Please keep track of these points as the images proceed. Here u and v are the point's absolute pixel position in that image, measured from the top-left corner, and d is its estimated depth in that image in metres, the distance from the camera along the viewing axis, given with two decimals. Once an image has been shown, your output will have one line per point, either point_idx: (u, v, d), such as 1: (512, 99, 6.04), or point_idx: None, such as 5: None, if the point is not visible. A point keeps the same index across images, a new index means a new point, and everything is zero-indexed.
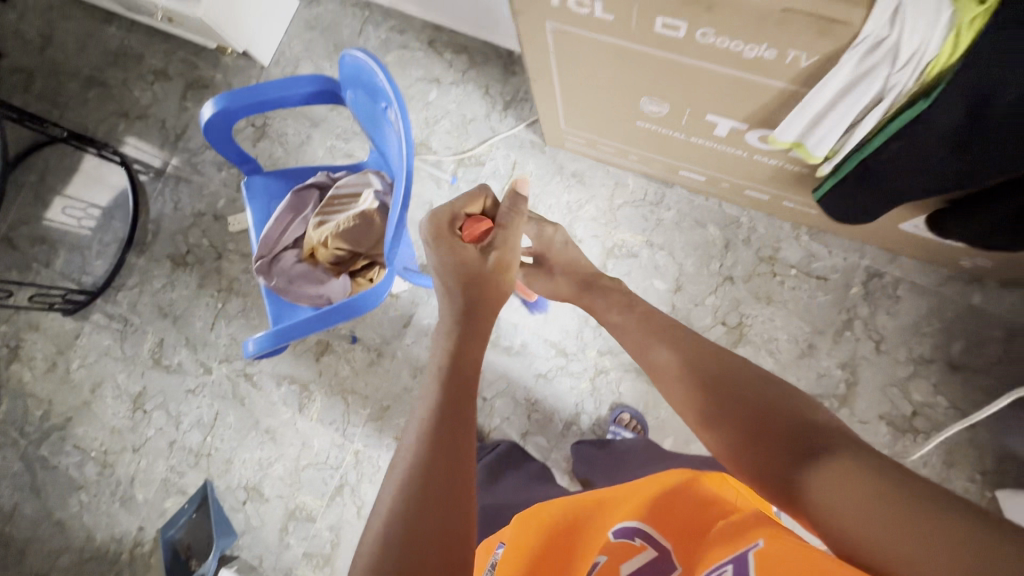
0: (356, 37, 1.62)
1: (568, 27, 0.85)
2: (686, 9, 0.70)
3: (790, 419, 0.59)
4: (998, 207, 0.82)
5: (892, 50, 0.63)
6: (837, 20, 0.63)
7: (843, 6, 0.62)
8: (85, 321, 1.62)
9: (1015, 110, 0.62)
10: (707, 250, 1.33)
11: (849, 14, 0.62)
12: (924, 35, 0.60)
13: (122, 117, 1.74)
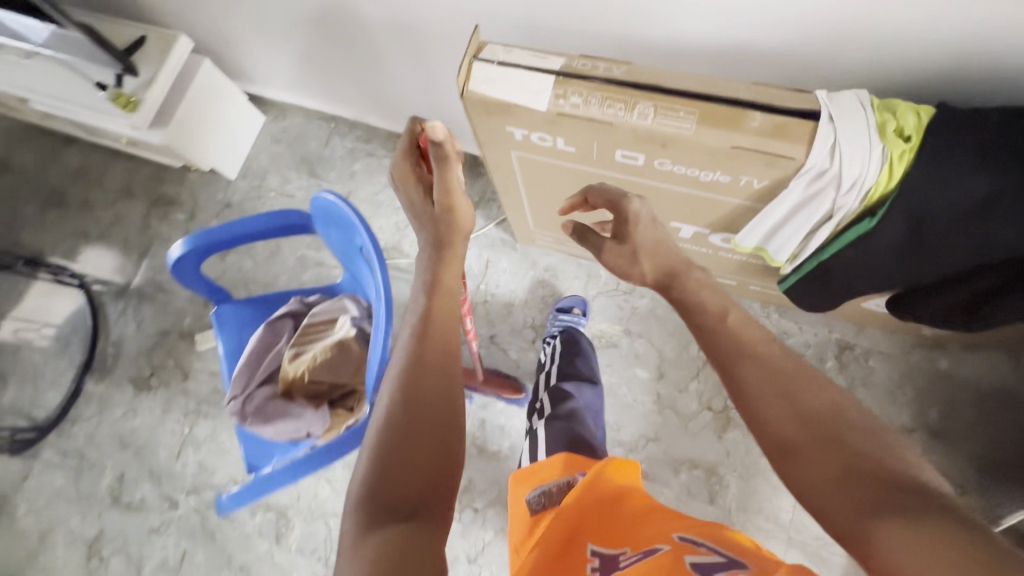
0: (323, 147, 1.65)
1: (530, 154, 0.89)
2: (643, 145, 0.75)
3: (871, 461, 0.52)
4: (936, 300, 0.88)
5: (835, 178, 0.68)
6: (782, 155, 0.68)
7: (786, 143, 0.67)
8: (35, 460, 1.50)
9: (950, 227, 0.68)
10: (684, 335, 1.35)
11: (792, 150, 0.67)
12: (862, 167, 0.65)
13: (82, 238, 1.70)
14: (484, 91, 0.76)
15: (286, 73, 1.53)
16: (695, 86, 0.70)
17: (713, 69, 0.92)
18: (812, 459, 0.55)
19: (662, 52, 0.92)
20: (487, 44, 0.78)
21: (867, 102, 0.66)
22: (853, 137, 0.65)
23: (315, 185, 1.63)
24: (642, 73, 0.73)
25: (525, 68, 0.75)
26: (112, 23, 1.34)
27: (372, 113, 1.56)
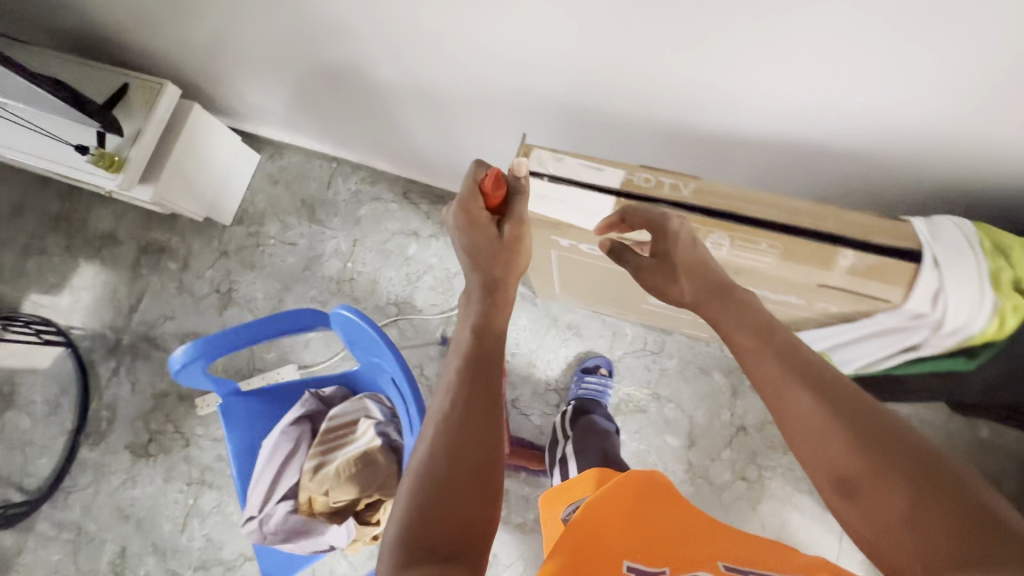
0: (325, 189, 1.54)
1: (575, 251, 0.80)
2: None
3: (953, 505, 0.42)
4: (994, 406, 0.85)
5: (934, 321, 0.60)
6: (874, 295, 0.61)
7: (881, 285, 0.60)
8: (29, 533, 1.42)
9: None
10: (716, 399, 1.29)
11: (888, 293, 0.60)
12: (968, 316, 0.59)
13: (66, 288, 1.58)
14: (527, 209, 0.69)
15: (283, 114, 1.40)
16: (774, 213, 0.63)
17: (772, 153, 0.83)
18: (887, 501, 0.45)
19: (717, 135, 0.83)
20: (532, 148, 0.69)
21: (978, 239, 0.59)
22: (961, 284, 0.58)
23: (318, 231, 1.52)
24: (714, 195, 0.65)
25: (578, 185, 0.67)
26: (92, 69, 1.22)
27: (378, 156, 1.44)
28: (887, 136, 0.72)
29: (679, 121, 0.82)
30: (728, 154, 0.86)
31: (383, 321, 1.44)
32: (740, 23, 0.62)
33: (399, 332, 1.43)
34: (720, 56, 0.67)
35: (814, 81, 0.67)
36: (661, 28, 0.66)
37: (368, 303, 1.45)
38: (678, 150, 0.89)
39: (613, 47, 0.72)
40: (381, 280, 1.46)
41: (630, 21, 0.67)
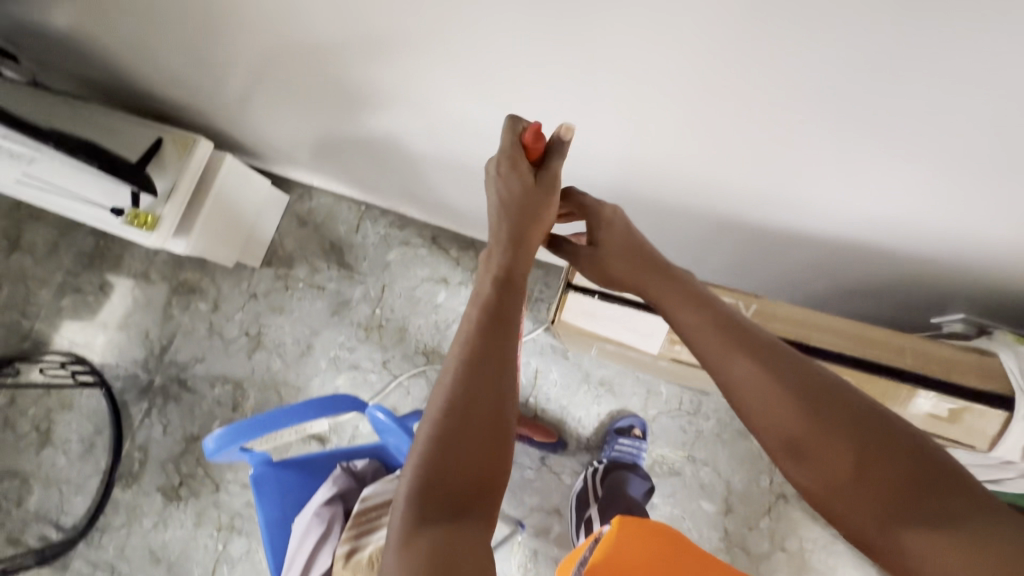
0: (354, 232, 1.53)
1: (625, 347, 0.88)
2: None
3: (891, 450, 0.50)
4: None
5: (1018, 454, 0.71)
6: (959, 434, 0.74)
7: (965, 434, 0.74)
8: (64, 571, 1.45)
9: None
10: (754, 464, 1.25)
11: (974, 442, 0.74)
12: None
13: (100, 326, 1.60)
14: (578, 322, 0.84)
15: (312, 162, 1.40)
16: (845, 347, 0.77)
17: (829, 253, 0.79)
18: (834, 462, 0.51)
19: (769, 231, 0.79)
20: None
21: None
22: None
23: (346, 276, 1.52)
24: (772, 318, 0.80)
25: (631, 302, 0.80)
26: (133, 125, 1.24)
27: (407, 204, 1.42)
28: (963, 254, 0.67)
29: (729, 214, 0.78)
30: (779, 246, 0.82)
31: (411, 370, 1.43)
32: (810, 145, 0.58)
33: (427, 382, 1.42)
34: (783, 168, 0.63)
35: (886, 199, 0.62)
36: (721, 140, 0.62)
37: (396, 351, 1.45)
38: (724, 236, 0.85)
39: (665, 149, 0.68)
40: (410, 327, 1.45)
41: (686, 131, 0.63)
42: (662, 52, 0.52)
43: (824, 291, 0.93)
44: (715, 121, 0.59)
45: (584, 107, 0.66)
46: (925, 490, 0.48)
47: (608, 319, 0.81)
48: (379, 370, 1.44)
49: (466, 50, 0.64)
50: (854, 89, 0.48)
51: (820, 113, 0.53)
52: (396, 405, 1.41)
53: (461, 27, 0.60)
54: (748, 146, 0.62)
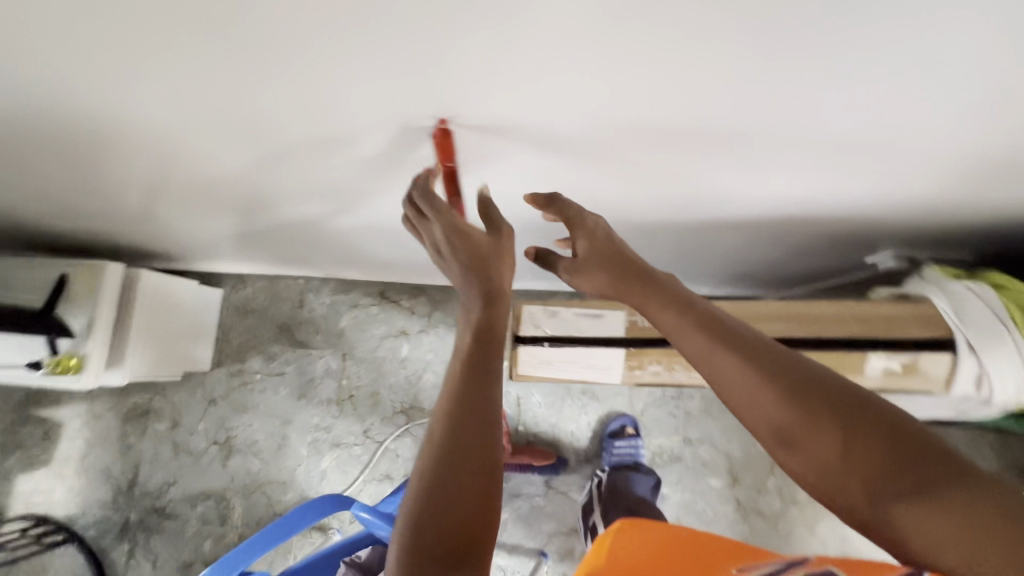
0: (299, 308, 1.48)
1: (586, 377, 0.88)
2: None
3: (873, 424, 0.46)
4: None
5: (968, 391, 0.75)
6: (915, 380, 0.77)
7: (920, 382, 0.77)
8: None
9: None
10: (747, 429, 1.28)
11: (930, 387, 0.77)
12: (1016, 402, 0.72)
13: (55, 478, 1.48)
14: (536, 370, 0.83)
15: (236, 252, 1.34)
16: (795, 328, 0.80)
17: (758, 229, 0.81)
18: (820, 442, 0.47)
19: (697, 224, 0.80)
20: (527, 308, 0.80)
21: (1006, 326, 0.69)
22: (1005, 372, 0.69)
23: (303, 354, 1.47)
24: None
25: (581, 339, 0.80)
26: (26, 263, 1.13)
27: (346, 269, 1.39)
28: (877, 208, 0.70)
29: (656, 218, 0.79)
30: (709, 230, 0.84)
31: (394, 431, 1.39)
32: (714, 155, 0.59)
33: (414, 439, 1.39)
34: (693, 175, 0.64)
35: (793, 183, 0.64)
36: (628, 164, 0.63)
37: (374, 418, 1.40)
38: (657, 234, 0.87)
39: (578, 180, 0.69)
40: (382, 390, 1.41)
41: (594, 165, 0.63)
42: (552, 110, 0.52)
43: (763, 257, 0.96)
44: (619, 153, 0.60)
45: (490, 163, 0.65)
46: (919, 459, 0.43)
47: (566, 359, 0.81)
48: (363, 441, 1.40)
49: (359, 137, 0.63)
50: (742, 108, 0.49)
51: (716, 131, 0.54)
52: (389, 471, 1.37)
53: (348, 122, 0.59)
54: (656, 166, 0.62)
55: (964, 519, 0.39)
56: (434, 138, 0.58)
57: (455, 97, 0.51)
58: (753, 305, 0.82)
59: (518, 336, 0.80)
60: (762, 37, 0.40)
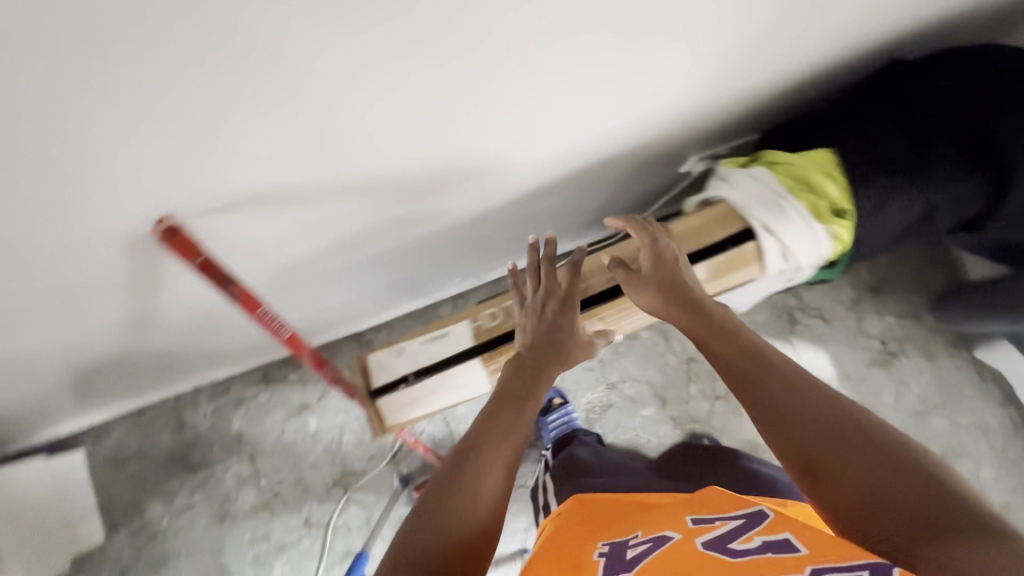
0: (181, 432, 1.32)
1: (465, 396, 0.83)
2: None
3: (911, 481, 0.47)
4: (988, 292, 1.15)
5: (791, 271, 0.84)
6: (742, 274, 0.83)
7: (742, 273, 0.83)
8: None
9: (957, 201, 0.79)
10: (656, 352, 1.34)
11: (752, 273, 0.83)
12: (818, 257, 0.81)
13: None
14: (406, 415, 0.78)
15: (76, 405, 1.16)
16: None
17: (569, 166, 0.84)
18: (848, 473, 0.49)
19: (513, 182, 0.82)
20: (371, 357, 0.77)
21: (789, 203, 0.79)
22: (802, 242, 0.79)
23: (207, 475, 1.31)
24: None
25: (436, 366, 0.76)
26: None
27: (213, 368, 1.26)
28: (651, 106, 0.76)
29: (471, 188, 0.79)
30: (532, 187, 0.85)
31: (336, 506, 1.30)
32: (472, 94, 0.59)
33: (361, 505, 1.30)
34: (475, 130, 0.65)
35: None
36: (405, 138, 0.62)
37: (310, 503, 1.30)
38: (486, 208, 0.87)
39: (370, 176, 0.66)
40: (307, 472, 1.31)
41: (374, 152, 0.62)
42: (281, 91, 0.49)
43: (597, 200, 0.99)
44: (385, 126, 0.59)
45: (269, 189, 0.61)
46: (952, 516, 0.44)
47: (428, 390, 0.76)
48: (308, 531, 1.29)
49: (108, 210, 0.55)
50: (454, 30, 0.50)
51: (451, 68, 0.54)
52: (348, 546, 1.29)
53: (85, 191, 0.52)
54: (430, 132, 0.62)
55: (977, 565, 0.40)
56: (165, 242, 0.60)
57: (176, 111, 0.47)
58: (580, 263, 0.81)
59: (373, 390, 0.76)
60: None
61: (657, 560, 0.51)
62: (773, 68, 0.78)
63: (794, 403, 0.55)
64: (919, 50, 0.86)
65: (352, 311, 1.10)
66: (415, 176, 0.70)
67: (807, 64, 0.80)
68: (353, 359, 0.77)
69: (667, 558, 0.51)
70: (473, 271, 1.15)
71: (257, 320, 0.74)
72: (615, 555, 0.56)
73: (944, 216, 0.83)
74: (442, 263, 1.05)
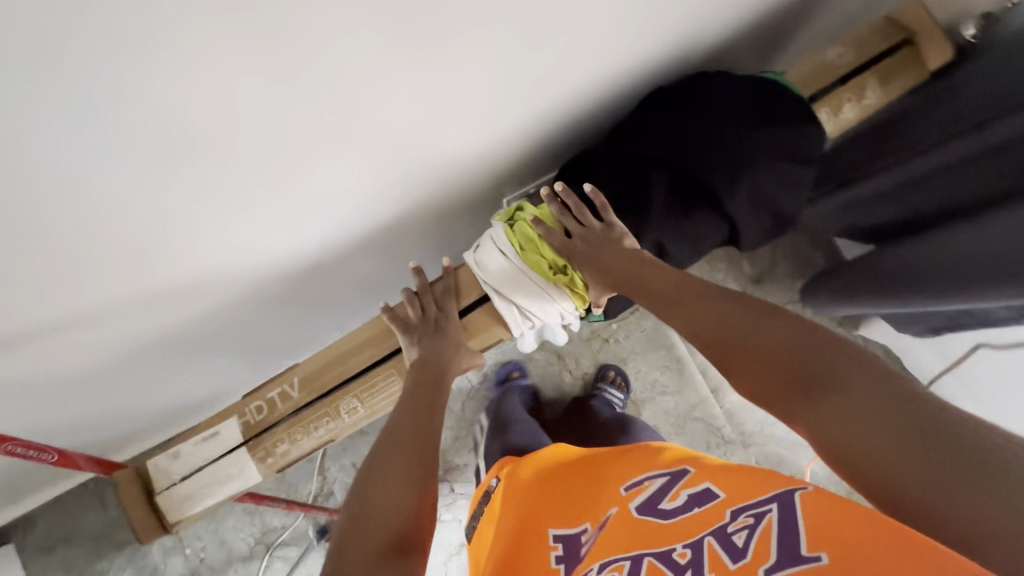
0: (104, 511, 1.31)
1: (250, 482, 0.82)
2: (354, 420, 0.81)
3: (799, 359, 0.51)
4: (847, 268, 1.13)
5: (553, 326, 0.82)
6: (492, 338, 0.82)
7: (489, 331, 0.81)
8: None
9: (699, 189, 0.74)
10: (551, 372, 1.37)
11: (500, 331, 0.81)
12: (555, 306, 0.78)
13: None
14: (187, 510, 0.81)
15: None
16: (376, 352, 0.79)
17: (376, 223, 0.84)
18: (749, 377, 0.54)
19: (320, 250, 0.82)
20: (149, 464, 0.80)
21: (515, 267, 0.76)
22: (534, 300, 0.77)
23: (131, 552, 1.30)
24: (312, 381, 0.80)
25: (207, 464, 0.80)
26: None
27: None
28: (431, 159, 0.75)
29: (278, 269, 0.81)
30: (346, 250, 0.87)
31: (260, 565, 1.32)
32: (218, 177, 0.58)
33: (284, 560, 1.33)
34: (232, 195, 0.61)
35: (340, 173, 0.68)
36: (130, 215, 0.56)
37: (234, 565, 1.31)
38: (309, 275, 0.88)
39: (151, 289, 0.70)
40: (228, 535, 1.33)
41: (101, 235, 0.57)
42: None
43: (431, 243, 1.00)
44: (103, 219, 0.55)
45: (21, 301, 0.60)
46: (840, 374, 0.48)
47: (194, 485, 0.80)
48: None
49: None
50: (114, 134, 0.47)
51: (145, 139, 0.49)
52: None
53: None
54: (169, 203, 0.57)
55: (869, 431, 0.43)
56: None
57: None
58: (329, 349, 0.81)
59: (152, 491, 0.80)
60: (17, 62, 0.38)
61: (598, 550, 0.62)
62: (547, 110, 0.80)
63: (708, 325, 0.60)
64: (699, 65, 0.90)
65: (224, 384, 1.11)
66: (190, 266, 0.69)
67: (586, 92, 0.82)
68: (123, 471, 0.80)
69: (609, 540, 0.62)
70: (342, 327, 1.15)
71: (9, 454, 0.68)
72: (570, 554, 0.65)
73: (688, 253, 0.79)
74: (300, 328, 1.07)
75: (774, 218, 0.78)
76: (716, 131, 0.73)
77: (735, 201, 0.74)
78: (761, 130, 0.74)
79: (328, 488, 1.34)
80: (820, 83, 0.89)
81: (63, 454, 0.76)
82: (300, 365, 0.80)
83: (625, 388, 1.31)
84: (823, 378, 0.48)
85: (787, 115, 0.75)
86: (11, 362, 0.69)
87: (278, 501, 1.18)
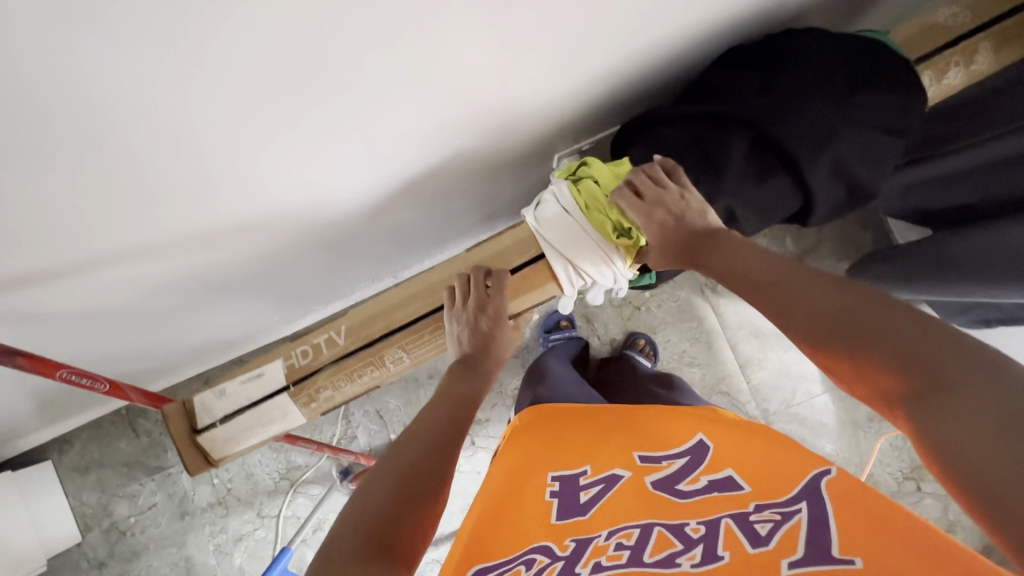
0: (138, 437, 1.35)
1: (291, 422, 0.85)
2: (397, 368, 0.84)
3: (905, 343, 0.44)
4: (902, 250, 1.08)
5: (599, 288, 0.81)
6: (542, 295, 0.80)
7: (539, 289, 0.79)
8: None
9: (781, 148, 0.71)
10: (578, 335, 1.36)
11: (549, 290, 0.79)
12: (607, 266, 0.76)
13: None
14: (231, 449, 0.84)
15: (36, 423, 1.19)
16: (424, 305, 0.80)
17: (430, 173, 0.82)
18: (849, 372, 0.48)
19: (370, 196, 0.80)
20: (194, 400, 0.82)
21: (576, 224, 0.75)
22: (587, 261, 0.75)
23: (164, 477, 1.35)
24: (359, 327, 0.81)
25: (252, 405, 0.81)
26: None
27: None
28: (500, 105, 0.72)
29: (323, 213, 0.79)
30: (395, 199, 0.85)
31: (285, 499, 1.37)
32: (290, 106, 0.55)
33: (307, 496, 1.38)
34: (298, 126, 0.59)
35: (408, 112, 0.64)
36: (199, 136, 0.53)
37: (261, 496, 1.37)
38: (354, 221, 0.86)
39: (202, 226, 0.68)
40: (255, 470, 1.37)
41: (170, 155, 0.54)
42: (20, 137, 0.45)
43: (475, 197, 0.98)
44: (174, 139, 0.52)
45: (84, 220, 0.58)
46: (949, 360, 0.41)
47: (241, 424, 0.81)
48: (262, 523, 1.36)
49: None
50: (202, 47, 0.44)
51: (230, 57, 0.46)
52: (300, 533, 1.36)
53: None
54: (235, 127, 0.54)
55: (963, 423, 0.39)
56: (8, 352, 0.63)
57: None
58: (381, 298, 0.82)
59: (196, 429, 0.82)
60: None
61: (608, 510, 0.62)
62: (618, 62, 0.75)
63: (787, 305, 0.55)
64: (782, 25, 0.84)
65: (260, 323, 1.12)
66: (245, 198, 0.66)
67: (666, 47, 0.77)
68: (171, 405, 0.81)
69: (619, 504, 0.63)
70: (373, 278, 1.15)
71: (63, 381, 0.71)
72: (568, 495, 0.65)
73: (754, 223, 0.76)
74: (334, 275, 1.06)
75: (852, 187, 0.73)
76: (806, 95, 0.70)
77: (815, 170, 0.71)
78: (851, 98, 0.70)
79: (351, 431, 1.37)
80: (925, 46, 0.86)
81: (114, 385, 0.76)
82: (351, 312, 0.81)
83: (654, 355, 1.29)
84: (937, 371, 0.41)
85: (890, 79, 0.72)
86: (70, 285, 0.69)
87: (309, 441, 1.21)
